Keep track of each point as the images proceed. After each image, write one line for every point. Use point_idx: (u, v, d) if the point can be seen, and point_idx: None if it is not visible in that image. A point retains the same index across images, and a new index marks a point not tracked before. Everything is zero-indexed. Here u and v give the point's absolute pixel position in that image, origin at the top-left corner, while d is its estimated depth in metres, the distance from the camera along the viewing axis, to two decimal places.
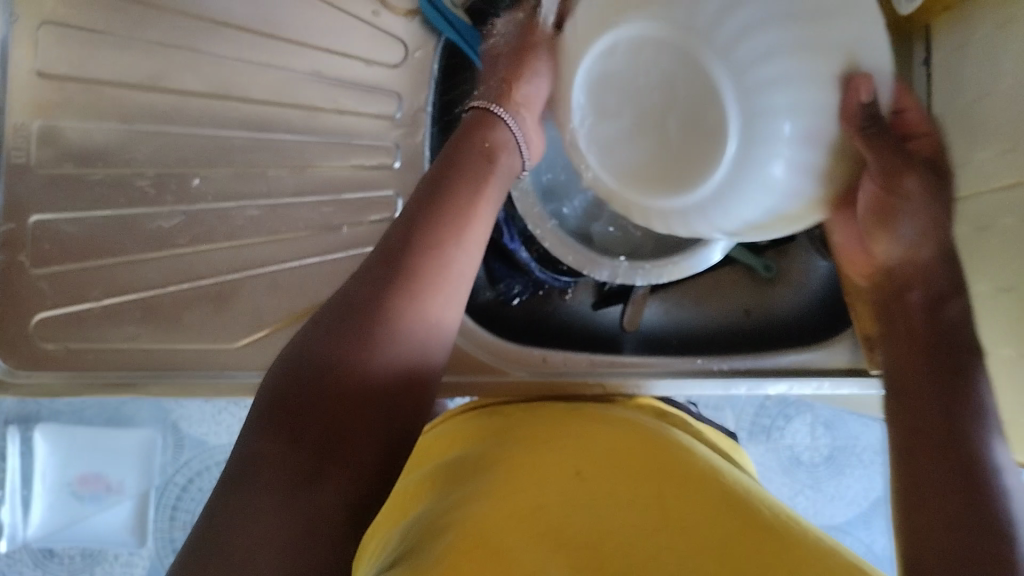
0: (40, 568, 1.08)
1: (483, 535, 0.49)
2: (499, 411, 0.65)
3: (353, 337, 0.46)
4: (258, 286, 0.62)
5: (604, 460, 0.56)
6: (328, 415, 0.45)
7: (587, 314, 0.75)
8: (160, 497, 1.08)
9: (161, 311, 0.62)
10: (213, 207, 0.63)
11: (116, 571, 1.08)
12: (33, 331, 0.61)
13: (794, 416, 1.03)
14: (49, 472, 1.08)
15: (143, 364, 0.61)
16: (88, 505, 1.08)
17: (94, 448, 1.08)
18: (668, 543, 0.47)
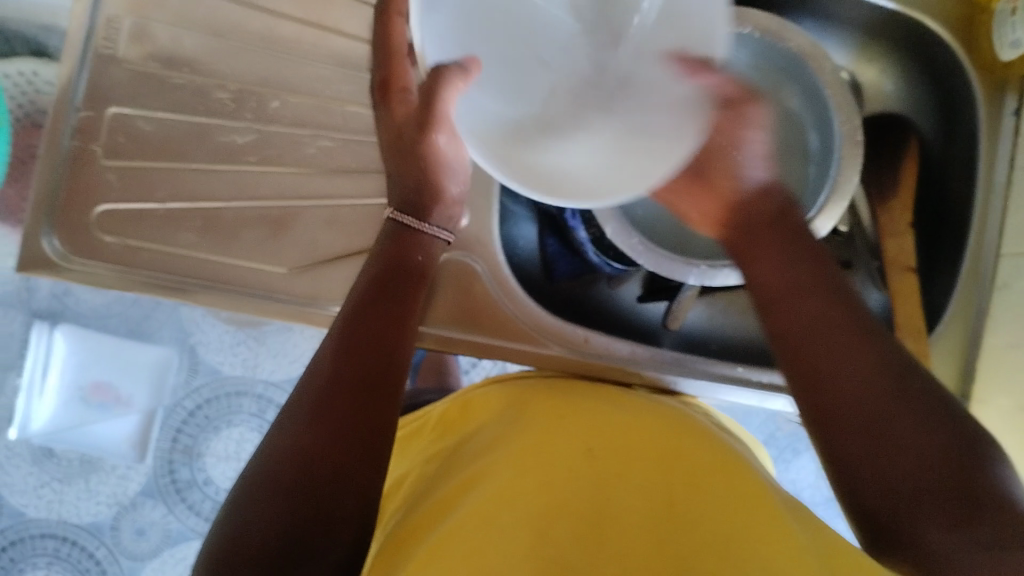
0: (37, 466, 1.06)
1: (488, 511, 0.48)
2: (520, 387, 0.64)
3: (308, 423, 0.45)
4: (318, 217, 0.63)
5: (615, 442, 0.55)
6: (286, 457, 0.43)
7: (630, 304, 0.76)
8: (167, 417, 1.09)
9: (220, 226, 0.62)
10: (286, 131, 0.63)
11: (110, 482, 1.07)
12: (93, 221, 0.61)
13: (803, 452, 1.03)
14: (66, 373, 1.09)
15: (194, 274, 0.62)
16: (93, 411, 1.10)
17: (113, 357, 1.09)
18: (668, 533, 0.46)
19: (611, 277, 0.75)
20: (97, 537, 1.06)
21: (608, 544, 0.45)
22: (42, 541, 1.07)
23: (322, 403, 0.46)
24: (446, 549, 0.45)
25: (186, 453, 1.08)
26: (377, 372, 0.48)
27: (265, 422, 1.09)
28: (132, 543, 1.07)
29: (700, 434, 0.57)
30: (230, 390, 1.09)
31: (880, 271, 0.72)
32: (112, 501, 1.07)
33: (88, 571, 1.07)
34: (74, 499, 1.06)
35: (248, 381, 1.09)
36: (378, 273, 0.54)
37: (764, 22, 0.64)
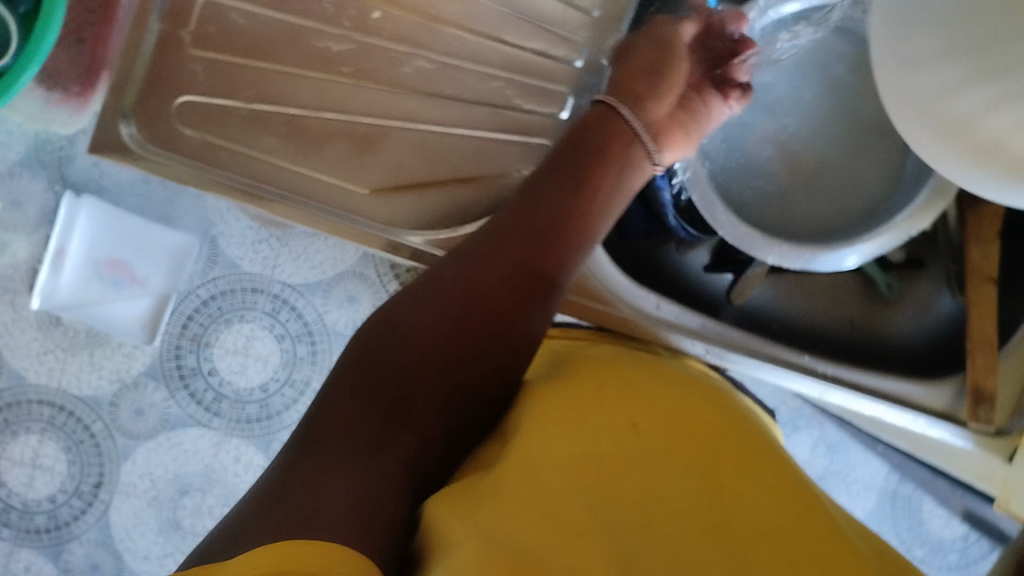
0: (42, 333, 1.01)
1: (532, 476, 0.45)
2: (563, 351, 0.61)
3: (444, 319, 0.49)
4: (407, 141, 0.60)
5: (655, 418, 0.51)
6: (414, 335, 0.48)
7: (696, 273, 0.73)
8: (180, 303, 1.04)
9: (304, 134, 0.59)
10: (385, 46, 0.60)
11: (114, 359, 1.03)
12: (175, 111, 0.58)
13: (801, 428, 0.97)
14: (82, 244, 1.03)
15: (271, 180, 0.59)
16: (109, 287, 1.04)
17: (133, 236, 1.04)
18: (722, 522, 0.42)
19: (681, 243, 0.72)
20: (95, 411, 1.02)
21: (667, 535, 0.41)
22: (39, 406, 1.02)
23: (461, 322, 0.49)
24: (488, 505, 0.43)
25: (195, 341, 1.04)
26: (502, 304, 0.51)
27: (278, 322, 1.04)
28: (130, 422, 1.02)
29: (741, 421, 0.53)
30: (247, 286, 1.03)
31: (957, 276, 0.70)
32: (114, 378, 1.02)
33: (81, 444, 1.02)
34: (77, 369, 1.02)
35: (265, 279, 1.04)
36: (538, 192, 0.54)
37: None
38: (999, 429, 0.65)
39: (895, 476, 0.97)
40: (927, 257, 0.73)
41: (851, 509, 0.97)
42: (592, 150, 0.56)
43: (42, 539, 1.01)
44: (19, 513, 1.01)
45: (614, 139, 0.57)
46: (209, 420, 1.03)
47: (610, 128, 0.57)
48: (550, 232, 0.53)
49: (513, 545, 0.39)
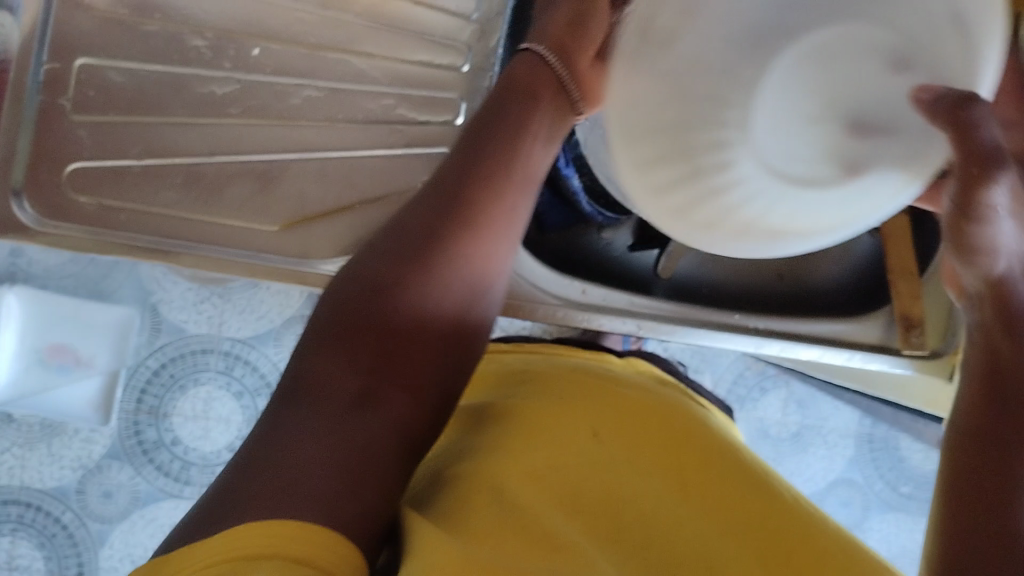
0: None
1: (500, 481, 0.48)
2: (517, 364, 0.64)
3: (325, 413, 0.43)
4: (307, 171, 0.60)
5: (617, 416, 0.55)
6: (307, 457, 0.40)
7: (623, 254, 0.74)
8: (130, 377, 1.03)
9: (202, 182, 0.59)
10: (269, 81, 0.60)
11: (74, 446, 1.02)
12: (66, 179, 0.58)
13: (769, 390, 1.01)
14: (19, 338, 1.02)
15: (178, 234, 0.59)
16: (56, 374, 1.03)
17: (70, 320, 1.03)
18: (688, 521, 0.47)
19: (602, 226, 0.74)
20: (62, 501, 1.02)
21: (648, 544, 0.46)
22: (6, 507, 1.01)
23: (389, 328, 0.46)
24: (462, 515, 0.45)
25: (153, 413, 1.04)
26: (410, 319, 0.47)
27: (234, 379, 1.05)
28: (99, 506, 1.02)
29: (698, 424, 0.57)
30: (196, 348, 1.04)
31: None
32: (76, 464, 1.02)
33: (56, 536, 1.02)
34: (37, 463, 1.02)
35: (213, 339, 1.05)
36: (444, 222, 0.49)
37: None
38: (934, 352, 0.66)
39: (867, 419, 1.01)
40: None
41: (831, 460, 1.01)
42: (468, 165, 0.50)
43: None
44: None
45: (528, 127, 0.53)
46: (181, 490, 1.03)
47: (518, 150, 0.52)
48: (486, 171, 0.50)
49: (491, 550, 0.42)
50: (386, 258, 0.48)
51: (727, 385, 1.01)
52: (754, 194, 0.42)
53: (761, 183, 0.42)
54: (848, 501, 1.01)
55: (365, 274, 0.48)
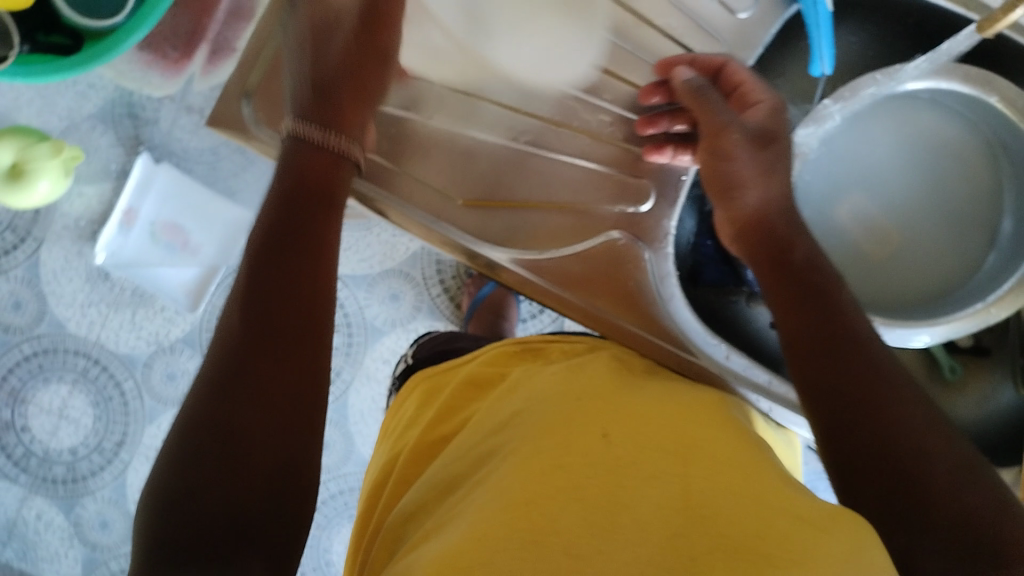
0: (89, 286, 1.04)
1: (498, 493, 0.49)
2: (552, 368, 0.63)
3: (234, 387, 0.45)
4: (507, 159, 0.63)
5: (634, 425, 0.54)
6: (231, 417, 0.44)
7: (763, 329, 0.74)
8: (227, 277, 1.07)
9: (411, 140, 0.62)
10: (504, 65, 0.62)
11: (155, 322, 1.06)
12: (294, 98, 0.60)
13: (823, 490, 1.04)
14: (143, 207, 1.04)
15: (376, 180, 0.61)
16: (159, 250, 1.05)
17: (193, 206, 1.05)
18: (666, 520, 0.45)
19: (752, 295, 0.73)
20: (128, 370, 1.06)
21: (620, 523, 0.45)
22: (75, 357, 1.05)
23: (267, 296, 0.49)
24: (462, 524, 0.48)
25: None
26: (280, 301, 0.49)
27: None
28: (160, 385, 1.06)
29: (728, 433, 0.54)
30: None
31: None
32: (151, 339, 1.06)
33: (110, 400, 1.06)
34: (117, 326, 1.05)
35: None
36: (287, 186, 0.53)
37: (1012, 97, 0.63)
38: None
39: None
40: (994, 347, 0.73)
41: None
42: (313, 184, 0.53)
43: (58, 489, 1.05)
44: (40, 460, 1.04)
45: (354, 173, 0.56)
46: None
47: (331, 172, 0.55)
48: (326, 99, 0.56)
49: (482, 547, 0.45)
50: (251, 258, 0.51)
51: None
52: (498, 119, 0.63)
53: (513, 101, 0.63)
54: None
55: (257, 246, 0.51)
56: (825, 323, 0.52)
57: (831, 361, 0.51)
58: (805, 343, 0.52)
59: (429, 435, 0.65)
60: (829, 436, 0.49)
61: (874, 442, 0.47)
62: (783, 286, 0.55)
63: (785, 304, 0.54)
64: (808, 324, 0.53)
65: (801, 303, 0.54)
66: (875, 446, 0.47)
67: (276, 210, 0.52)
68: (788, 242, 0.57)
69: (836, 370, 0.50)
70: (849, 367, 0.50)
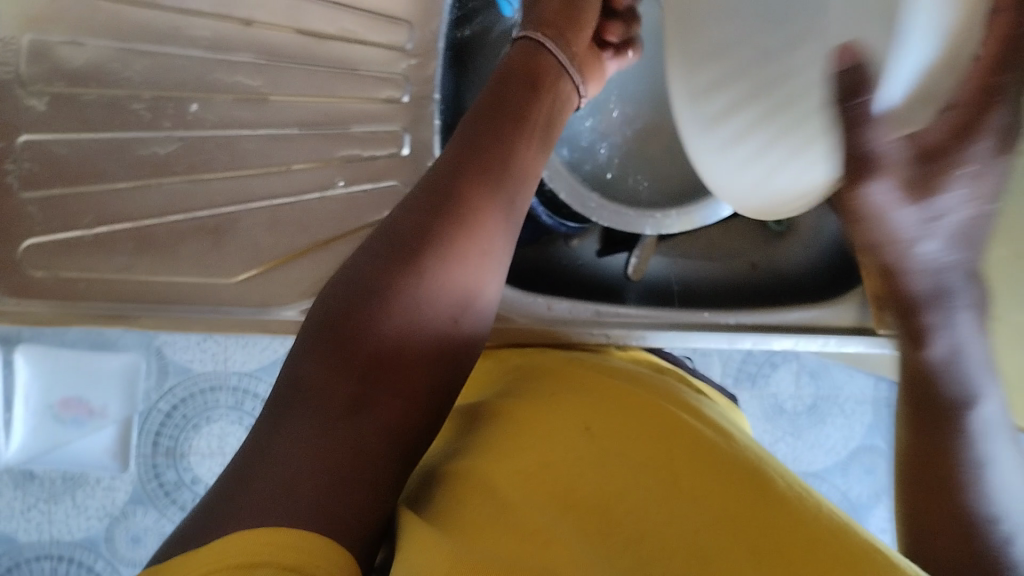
0: (20, 491, 1.00)
1: (490, 488, 0.44)
2: (509, 372, 0.59)
3: (321, 418, 0.43)
4: (259, 220, 0.60)
5: (605, 413, 0.50)
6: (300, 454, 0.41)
7: (591, 261, 0.74)
8: (145, 422, 1.01)
9: (155, 243, 0.59)
10: (212, 134, 0.60)
11: (98, 495, 1.00)
12: (23, 256, 0.59)
13: (780, 365, 1.01)
14: (31, 397, 1.00)
15: (137, 296, 0.59)
16: (70, 428, 1.01)
17: (75, 374, 1.00)
18: (678, 520, 0.41)
19: (568, 236, 0.74)
20: (93, 552, 1.00)
21: (621, 531, 0.41)
22: (39, 563, 1.00)
23: (383, 299, 0.47)
24: (462, 531, 0.41)
25: (170, 455, 1.01)
26: (400, 320, 0.47)
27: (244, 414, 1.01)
28: (129, 552, 1.01)
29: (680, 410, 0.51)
30: (205, 387, 1.01)
31: None
32: (102, 514, 1.00)
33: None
34: (63, 516, 1.00)
35: (221, 375, 1.01)
36: (480, 125, 0.53)
37: None
38: None
39: (882, 383, 1.00)
40: None
41: (851, 427, 1.00)
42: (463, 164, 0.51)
43: None
44: None
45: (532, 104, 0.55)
46: None
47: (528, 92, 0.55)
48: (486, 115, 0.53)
49: (470, 548, 0.39)
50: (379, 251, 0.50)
51: (737, 364, 1.01)
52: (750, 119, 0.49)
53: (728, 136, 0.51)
54: (872, 467, 1.01)
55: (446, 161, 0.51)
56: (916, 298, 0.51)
57: (901, 326, 0.50)
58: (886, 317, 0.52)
59: None
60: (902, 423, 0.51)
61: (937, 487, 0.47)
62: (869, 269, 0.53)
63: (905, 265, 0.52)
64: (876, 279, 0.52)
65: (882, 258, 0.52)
66: (923, 450, 0.48)
67: (464, 182, 0.51)
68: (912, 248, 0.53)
69: (903, 348, 0.50)
70: (922, 385, 0.49)
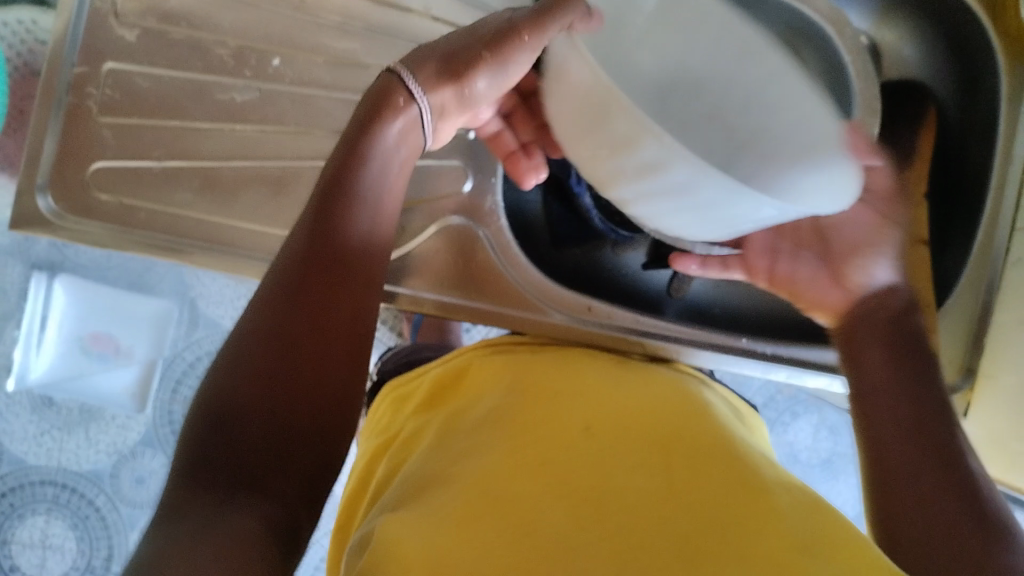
0: (36, 416, 1.01)
1: (487, 484, 0.45)
2: (517, 361, 0.61)
3: (256, 415, 0.41)
4: (319, 180, 0.61)
5: (611, 416, 0.51)
6: (227, 437, 0.40)
7: (636, 272, 0.74)
8: (167, 369, 1.03)
9: (217, 185, 0.61)
10: (288, 90, 0.62)
11: (109, 432, 1.02)
12: (89, 177, 0.60)
13: (801, 415, 1.00)
14: (65, 323, 1.02)
15: (190, 234, 0.60)
16: (95, 362, 1.03)
17: (111, 309, 1.02)
18: (666, 511, 0.41)
19: (616, 243, 0.73)
20: (96, 485, 1.02)
21: (608, 516, 0.41)
22: (42, 487, 1.01)
23: (286, 331, 0.44)
24: (436, 514, 0.43)
25: (186, 405, 1.03)
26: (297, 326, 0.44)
27: None
28: (131, 491, 1.03)
29: (689, 413, 0.52)
30: None
31: None
32: (111, 450, 1.02)
33: (88, 519, 1.02)
34: (74, 447, 1.01)
35: None
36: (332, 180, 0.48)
37: None
38: (952, 387, 0.66)
39: None
40: None
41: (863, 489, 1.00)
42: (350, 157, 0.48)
43: None
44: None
45: (390, 103, 0.49)
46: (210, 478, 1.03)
47: (384, 99, 0.49)
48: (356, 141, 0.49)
49: (454, 545, 0.40)
50: (277, 291, 0.45)
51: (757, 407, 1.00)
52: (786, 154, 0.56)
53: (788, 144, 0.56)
54: None
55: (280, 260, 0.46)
56: (905, 354, 0.51)
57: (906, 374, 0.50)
58: (879, 367, 0.51)
59: (412, 415, 0.61)
60: (869, 463, 0.48)
61: (907, 482, 0.45)
62: (883, 323, 0.53)
63: (874, 347, 0.52)
64: (870, 352, 0.52)
65: (892, 333, 0.52)
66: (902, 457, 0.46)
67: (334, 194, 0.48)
68: (900, 314, 0.53)
69: (898, 413, 0.48)
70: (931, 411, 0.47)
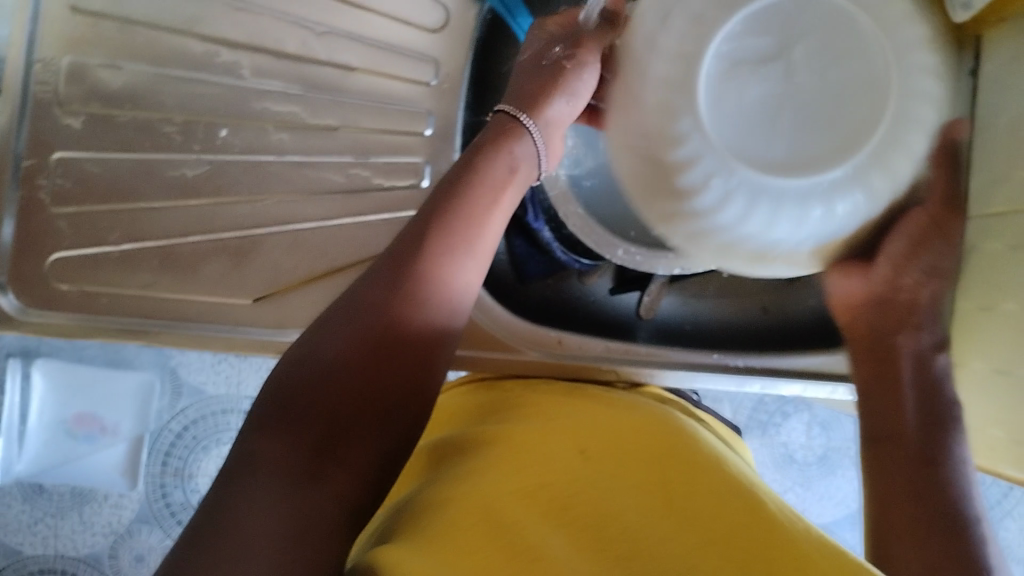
0: (28, 503, 1.00)
1: (487, 508, 0.45)
2: (511, 396, 0.61)
3: (302, 438, 0.41)
4: (280, 244, 0.62)
5: (604, 439, 0.52)
6: (277, 452, 0.41)
7: (603, 299, 0.75)
8: (155, 442, 1.01)
9: (178, 261, 0.61)
10: (238, 159, 0.62)
11: (104, 513, 1.01)
12: (49, 268, 0.60)
13: (792, 415, 1.00)
14: (45, 409, 1.01)
15: (156, 313, 0.61)
16: (82, 444, 1.01)
17: (88, 388, 1.02)
18: (670, 535, 0.42)
19: (581, 273, 0.75)
20: (95, 568, 1.00)
21: (613, 545, 0.42)
22: None
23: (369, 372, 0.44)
24: (427, 537, 0.43)
25: (178, 475, 1.01)
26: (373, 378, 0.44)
27: None
28: (132, 570, 1.01)
29: (686, 436, 0.53)
30: (218, 409, 1.01)
31: None
32: (107, 531, 1.00)
33: None
34: (70, 531, 1.00)
35: (233, 398, 1.02)
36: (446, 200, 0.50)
37: None
38: None
39: None
40: None
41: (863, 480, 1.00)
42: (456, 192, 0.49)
43: None
44: None
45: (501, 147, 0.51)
46: None
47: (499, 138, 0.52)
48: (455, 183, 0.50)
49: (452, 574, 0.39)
50: (360, 330, 0.45)
51: (748, 411, 1.01)
52: (723, 191, 0.44)
53: (717, 159, 0.44)
54: None
55: (398, 250, 0.48)
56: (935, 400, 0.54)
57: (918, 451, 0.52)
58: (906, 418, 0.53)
59: None
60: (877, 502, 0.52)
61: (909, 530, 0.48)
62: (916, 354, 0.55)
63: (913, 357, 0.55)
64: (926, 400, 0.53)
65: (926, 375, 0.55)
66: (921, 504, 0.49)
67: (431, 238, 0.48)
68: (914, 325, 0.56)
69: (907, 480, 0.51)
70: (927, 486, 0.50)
